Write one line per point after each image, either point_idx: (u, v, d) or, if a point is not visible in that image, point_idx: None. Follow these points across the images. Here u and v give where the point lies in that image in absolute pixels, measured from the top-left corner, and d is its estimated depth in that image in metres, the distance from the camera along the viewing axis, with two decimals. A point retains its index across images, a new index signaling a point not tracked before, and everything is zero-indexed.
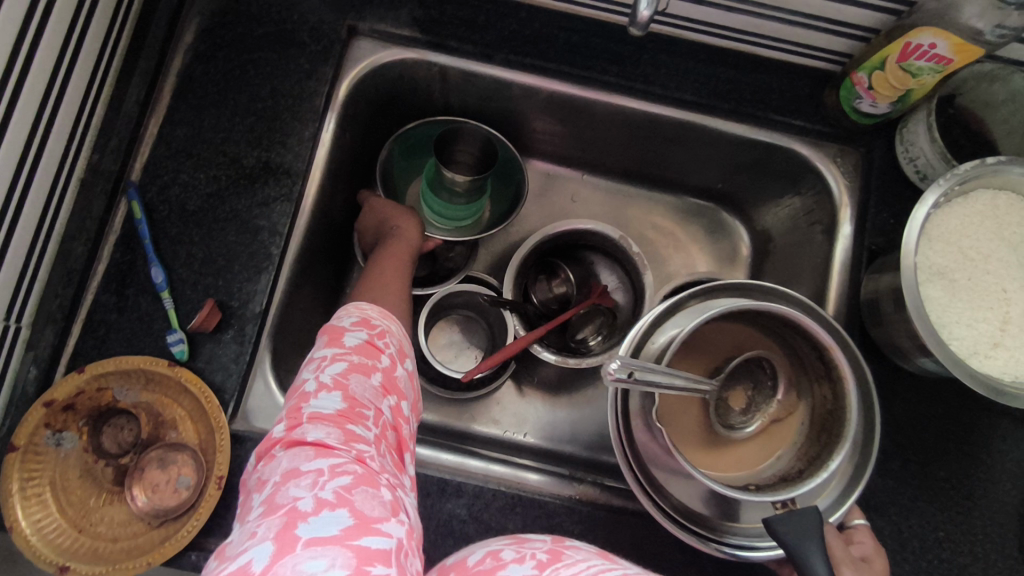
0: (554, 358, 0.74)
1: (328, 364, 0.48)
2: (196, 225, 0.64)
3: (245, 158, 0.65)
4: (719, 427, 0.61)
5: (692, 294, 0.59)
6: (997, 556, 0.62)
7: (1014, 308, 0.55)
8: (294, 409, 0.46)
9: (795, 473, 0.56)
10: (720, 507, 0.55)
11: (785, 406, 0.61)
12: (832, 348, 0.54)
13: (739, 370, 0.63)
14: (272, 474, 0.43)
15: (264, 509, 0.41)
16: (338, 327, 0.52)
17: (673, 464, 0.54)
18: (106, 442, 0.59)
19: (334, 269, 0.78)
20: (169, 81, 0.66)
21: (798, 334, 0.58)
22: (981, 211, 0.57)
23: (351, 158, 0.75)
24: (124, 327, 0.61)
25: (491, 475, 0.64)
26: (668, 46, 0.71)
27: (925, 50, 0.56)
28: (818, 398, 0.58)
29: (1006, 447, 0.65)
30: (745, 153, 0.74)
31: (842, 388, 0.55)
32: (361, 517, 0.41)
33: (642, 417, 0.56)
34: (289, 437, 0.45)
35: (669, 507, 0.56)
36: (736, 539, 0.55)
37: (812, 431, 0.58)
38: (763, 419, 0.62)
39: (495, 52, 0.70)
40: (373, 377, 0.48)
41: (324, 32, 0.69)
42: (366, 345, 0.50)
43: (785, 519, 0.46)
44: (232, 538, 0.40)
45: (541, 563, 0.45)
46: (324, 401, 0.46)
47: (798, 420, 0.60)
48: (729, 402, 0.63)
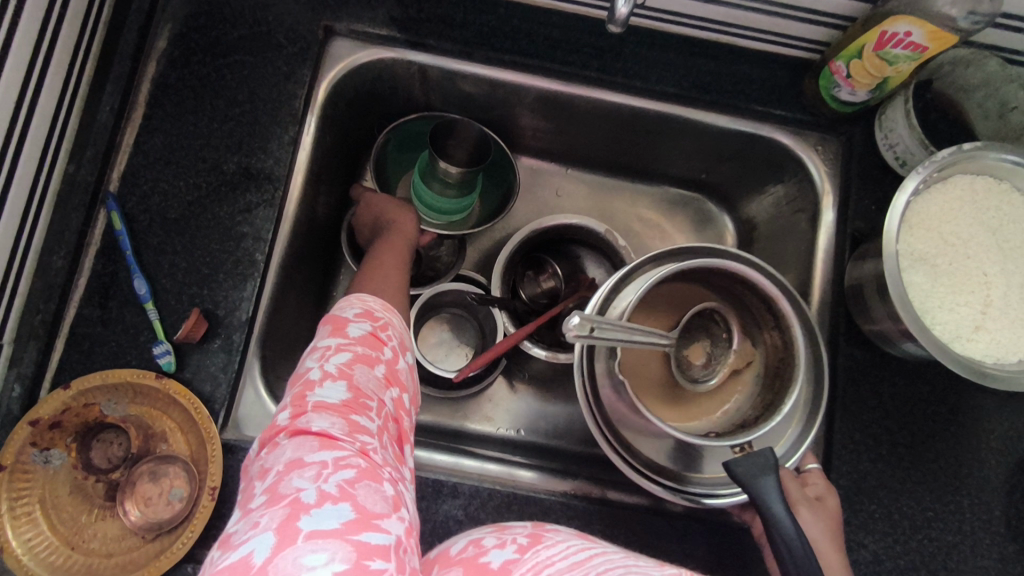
0: (545, 354, 0.75)
1: (332, 354, 0.48)
2: (178, 234, 0.63)
3: (225, 164, 0.65)
4: (680, 379, 0.63)
5: (651, 258, 0.60)
6: (984, 532, 0.64)
7: (994, 291, 0.57)
8: (298, 397, 0.46)
9: (752, 420, 0.58)
10: (681, 457, 0.58)
11: (742, 355, 0.62)
12: (777, 298, 0.57)
13: (697, 326, 0.64)
14: (274, 463, 0.43)
15: (267, 498, 0.40)
16: (341, 318, 0.51)
17: (637, 421, 0.57)
18: (96, 458, 0.59)
19: (320, 272, 0.77)
20: (143, 88, 0.65)
21: (743, 286, 0.60)
22: (959, 196, 0.58)
23: (333, 160, 0.75)
24: (109, 340, 0.60)
25: (485, 472, 0.65)
26: (648, 39, 0.71)
27: (901, 38, 0.57)
28: (769, 345, 0.61)
29: (990, 426, 0.66)
30: (727, 144, 0.74)
31: (790, 335, 0.57)
32: (362, 511, 0.40)
33: (608, 378, 0.58)
34: (293, 425, 0.44)
35: (636, 462, 0.58)
36: (698, 488, 0.57)
37: (764, 379, 0.60)
38: (723, 371, 0.62)
39: (475, 49, 0.69)
40: (377, 369, 0.48)
41: (300, 34, 0.68)
42: (370, 337, 0.50)
43: (744, 458, 0.49)
44: (233, 527, 0.40)
45: (522, 546, 0.46)
46: (328, 390, 0.46)
47: (755, 369, 0.61)
48: (689, 357, 0.64)
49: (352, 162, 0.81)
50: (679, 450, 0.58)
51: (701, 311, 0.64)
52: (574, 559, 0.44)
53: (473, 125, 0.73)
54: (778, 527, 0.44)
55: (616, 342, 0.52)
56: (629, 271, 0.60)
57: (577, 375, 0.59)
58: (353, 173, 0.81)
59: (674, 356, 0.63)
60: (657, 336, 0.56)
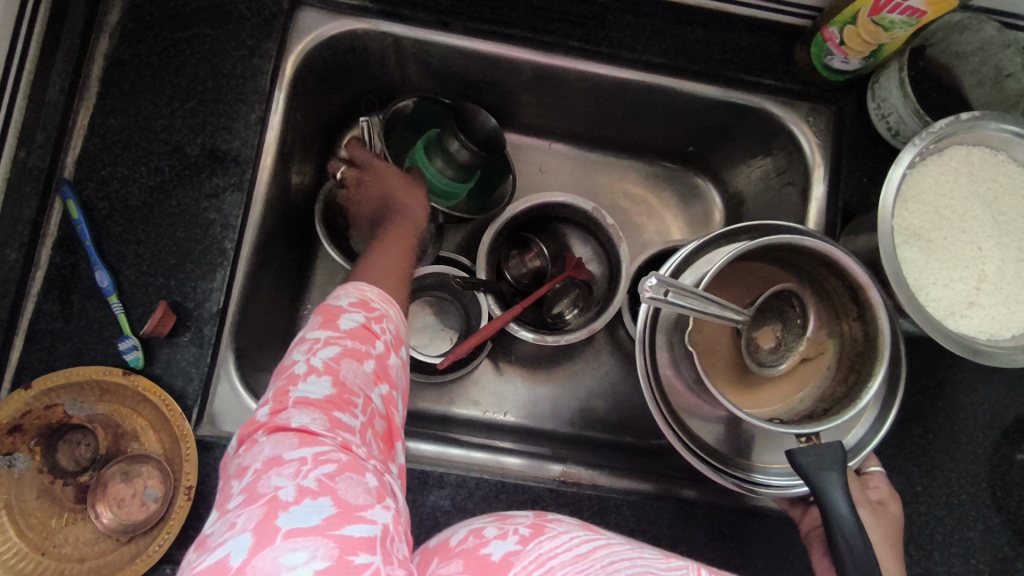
0: (532, 336, 0.70)
1: (320, 347, 0.45)
2: (141, 222, 0.60)
3: (188, 146, 0.61)
4: (748, 362, 0.60)
5: (729, 232, 0.58)
6: (972, 506, 0.64)
7: (989, 265, 0.55)
8: (280, 392, 0.43)
9: (821, 412, 0.56)
10: (735, 442, 0.58)
11: (815, 343, 0.60)
12: (867, 287, 0.53)
13: (772, 308, 0.62)
14: (252, 461, 0.40)
15: (243, 498, 0.37)
16: (333, 308, 0.48)
17: (693, 400, 0.58)
18: (63, 460, 0.56)
19: (295, 258, 0.74)
20: (96, 67, 0.61)
21: (828, 270, 0.57)
22: (955, 168, 0.56)
23: (304, 139, 0.71)
24: (72, 337, 0.57)
25: (474, 463, 0.64)
26: (633, 6, 0.68)
27: (898, 3, 0.54)
28: (847, 336, 0.58)
29: (979, 400, 0.66)
30: (716, 116, 0.71)
31: (873, 329, 0.55)
32: (343, 505, 0.37)
33: (668, 351, 0.57)
34: (273, 421, 0.42)
35: (694, 445, 0.57)
36: (754, 476, 0.57)
37: (836, 373, 0.58)
38: (794, 357, 0.61)
39: (452, 19, 0.66)
40: (367, 364, 0.45)
41: (263, 4, 0.63)
42: (361, 329, 0.47)
43: (809, 451, 0.47)
44: (209, 530, 0.37)
45: (524, 538, 0.44)
46: (313, 385, 0.43)
47: (826, 360, 0.59)
48: (758, 340, 0.62)
49: (326, 141, 0.77)
50: (732, 436, 0.58)
51: (779, 294, 0.61)
52: (578, 551, 0.43)
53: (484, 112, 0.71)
54: (840, 527, 0.44)
55: (695, 312, 0.52)
56: (702, 245, 0.58)
57: (636, 342, 0.58)
58: (327, 152, 0.78)
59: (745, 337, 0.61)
60: (733, 310, 0.56)
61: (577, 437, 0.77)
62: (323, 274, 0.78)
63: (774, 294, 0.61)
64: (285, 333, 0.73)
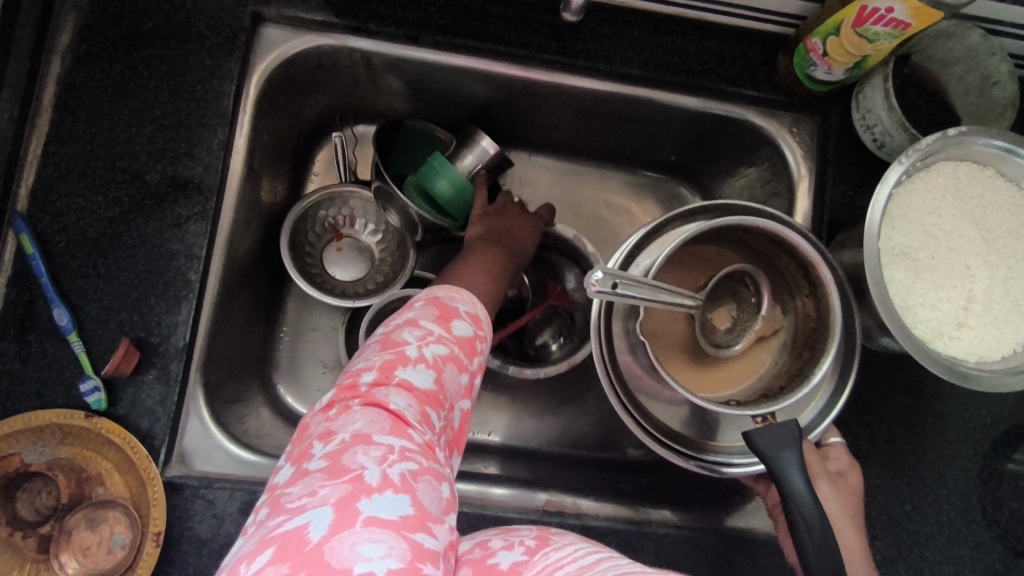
0: (510, 370, 0.68)
1: (433, 340, 0.43)
2: (100, 255, 0.57)
3: (148, 174, 0.58)
4: (701, 343, 0.59)
5: (679, 215, 0.56)
6: (963, 523, 0.63)
7: (978, 285, 0.54)
8: (386, 365, 0.41)
9: (776, 389, 0.55)
10: (696, 423, 0.56)
11: (769, 321, 0.58)
12: (819, 265, 0.52)
13: (725, 289, 0.60)
14: (341, 428, 0.38)
15: (328, 466, 0.36)
16: (450, 307, 0.47)
17: (652, 385, 0.56)
18: (22, 510, 0.54)
19: (268, 281, 0.72)
20: (48, 93, 0.58)
21: (780, 249, 0.56)
22: (942, 185, 0.54)
23: (273, 160, 0.69)
24: (31, 379, 0.55)
25: (457, 493, 0.62)
26: (610, 16, 0.65)
27: (882, 15, 0.52)
28: (800, 313, 0.57)
29: (968, 415, 0.65)
30: (698, 126, 0.70)
31: (826, 305, 0.53)
32: (420, 510, 0.36)
33: (625, 339, 0.56)
34: (370, 393, 0.40)
35: (654, 430, 0.56)
36: (715, 457, 0.55)
37: (790, 349, 0.57)
38: (749, 337, 0.59)
39: (422, 32, 0.63)
40: (463, 376, 0.44)
41: (224, 22, 0.60)
42: (469, 342, 0.45)
43: (767, 431, 0.46)
44: (286, 487, 0.36)
45: (531, 548, 0.43)
46: (417, 373, 0.41)
47: (782, 337, 0.58)
48: (714, 321, 0.60)
49: (298, 158, 0.74)
50: (695, 418, 0.57)
51: (732, 274, 0.59)
52: (583, 562, 0.40)
53: (481, 135, 0.69)
54: (799, 505, 0.42)
55: (642, 299, 0.49)
56: (653, 228, 0.56)
57: (592, 331, 0.56)
58: (299, 170, 0.75)
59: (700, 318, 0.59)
60: (684, 296, 0.53)
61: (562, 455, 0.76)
62: (298, 296, 0.76)
63: (726, 275, 0.59)
64: (259, 360, 0.71)
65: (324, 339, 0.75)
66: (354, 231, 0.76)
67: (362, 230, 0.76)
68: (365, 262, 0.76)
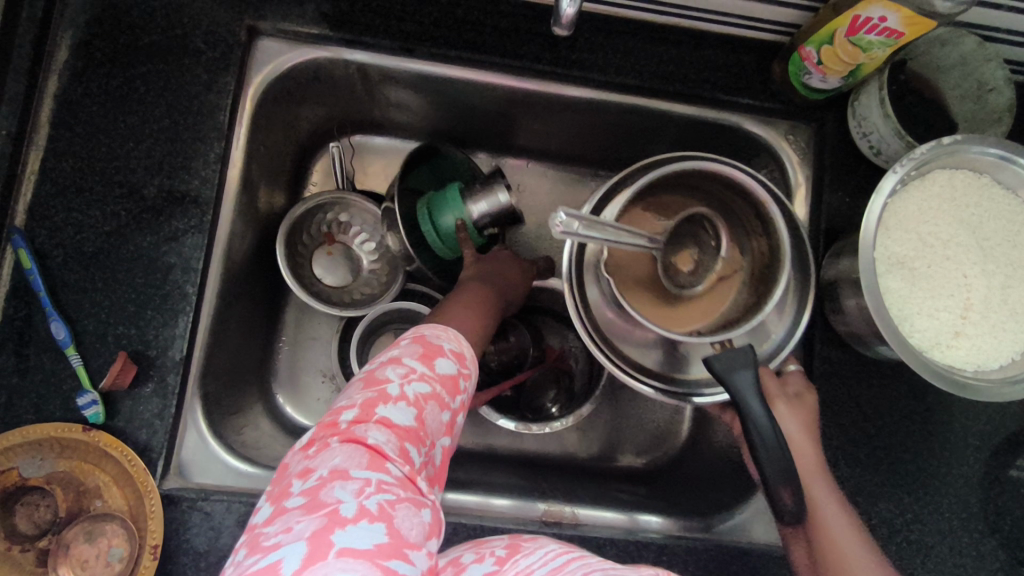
0: (514, 426, 0.69)
1: (415, 377, 0.43)
2: (98, 269, 0.57)
3: (145, 188, 0.58)
4: (666, 285, 0.55)
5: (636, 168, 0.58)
6: (965, 532, 0.62)
7: (975, 293, 0.54)
8: (367, 403, 0.41)
9: (736, 321, 0.53)
10: (668, 358, 0.57)
11: (729, 263, 0.55)
12: (766, 201, 0.53)
13: (685, 232, 0.57)
14: (319, 465, 0.38)
15: (305, 502, 0.36)
16: (434, 344, 0.47)
17: (623, 325, 0.57)
18: (21, 524, 0.54)
19: (266, 292, 0.72)
20: (45, 109, 0.59)
21: (732, 190, 0.55)
22: (938, 194, 0.54)
23: (270, 171, 0.69)
24: (29, 393, 0.55)
25: (455, 504, 0.62)
26: (604, 26, 0.65)
27: (875, 24, 0.52)
28: (756, 252, 0.55)
29: (970, 423, 0.64)
30: (695, 136, 0.70)
31: (776, 239, 0.53)
32: (396, 537, 0.36)
33: (595, 283, 0.57)
34: (350, 430, 0.40)
35: (624, 364, 0.56)
36: (683, 388, 0.56)
37: (750, 287, 0.55)
38: (710, 279, 0.56)
39: (417, 44, 0.63)
40: (445, 413, 0.44)
41: (219, 36, 0.61)
42: (453, 379, 0.45)
43: (724, 355, 0.49)
44: (264, 526, 0.36)
45: (501, 558, 0.43)
46: (397, 411, 0.41)
47: (742, 277, 0.55)
48: (677, 265, 0.56)
49: (295, 170, 0.75)
50: (667, 352, 0.57)
51: (689, 216, 0.56)
52: (554, 565, 0.41)
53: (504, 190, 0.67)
54: (755, 425, 0.46)
55: (610, 238, 0.49)
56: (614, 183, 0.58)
57: (564, 277, 0.57)
58: (297, 181, 0.76)
59: (662, 261, 0.55)
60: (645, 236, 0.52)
61: (561, 464, 0.76)
62: (296, 306, 0.76)
63: (686, 217, 0.56)
64: (258, 371, 0.71)
65: (323, 349, 0.75)
66: (347, 237, 0.76)
67: (355, 240, 0.76)
68: (352, 273, 0.76)
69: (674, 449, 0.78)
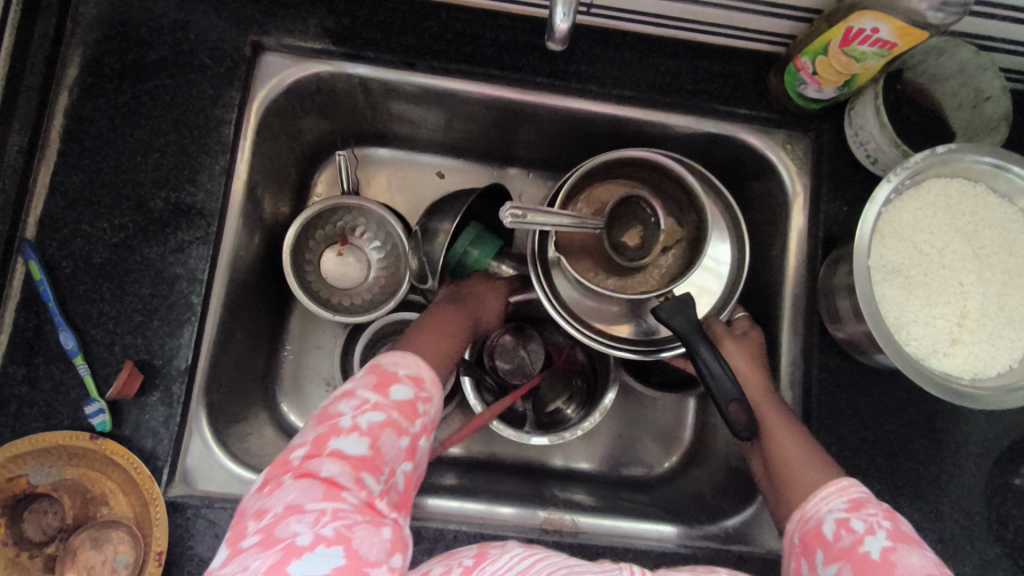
0: (548, 439, 0.68)
1: (368, 408, 0.46)
2: (106, 280, 0.59)
3: (151, 201, 0.60)
4: (617, 260, 0.65)
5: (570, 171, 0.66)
6: (967, 541, 0.62)
7: (972, 302, 0.54)
8: (319, 439, 0.44)
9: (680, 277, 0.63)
10: (640, 327, 0.65)
11: (670, 232, 0.65)
12: (683, 174, 0.62)
13: (626, 214, 0.66)
14: (274, 503, 0.40)
15: (261, 539, 0.39)
16: (390, 372, 0.49)
17: (592, 302, 0.65)
18: (30, 530, 0.55)
19: (271, 302, 0.73)
20: (55, 124, 0.60)
21: (655, 171, 0.65)
22: (933, 202, 0.55)
23: (275, 183, 0.70)
24: (38, 402, 0.56)
25: (458, 513, 0.62)
26: (601, 38, 0.66)
27: (868, 35, 0.53)
28: (689, 223, 0.65)
29: (970, 431, 0.64)
30: (693, 146, 0.70)
31: (701, 207, 0.62)
32: (354, 558, 0.39)
33: (562, 275, 0.65)
34: (303, 466, 0.42)
35: (602, 336, 0.64)
36: (657, 347, 0.64)
37: (690, 252, 0.65)
38: (656, 250, 0.65)
39: (417, 59, 0.64)
40: (404, 439, 0.46)
41: (225, 52, 0.62)
42: (409, 405, 0.48)
43: (669, 303, 0.57)
44: (220, 568, 0.39)
45: (468, 566, 0.47)
46: (350, 442, 0.44)
47: (681, 242, 0.65)
48: (624, 242, 0.66)
49: (300, 181, 0.76)
50: (637, 321, 0.65)
51: (627, 199, 0.66)
52: (519, 568, 0.46)
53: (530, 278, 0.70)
54: (703, 360, 0.55)
55: (554, 225, 0.59)
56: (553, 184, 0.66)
57: (530, 268, 0.64)
58: (301, 192, 0.77)
59: (609, 240, 0.66)
60: (587, 219, 0.61)
61: (562, 473, 0.77)
62: (300, 315, 0.77)
63: (622, 199, 0.66)
64: (262, 380, 0.72)
65: (326, 357, 0.76)
66: (359, 241, 0.77)
67: (367, 245, 0.77)
68: (361, 277, 0.76)
69: (675, 457, 0.78)
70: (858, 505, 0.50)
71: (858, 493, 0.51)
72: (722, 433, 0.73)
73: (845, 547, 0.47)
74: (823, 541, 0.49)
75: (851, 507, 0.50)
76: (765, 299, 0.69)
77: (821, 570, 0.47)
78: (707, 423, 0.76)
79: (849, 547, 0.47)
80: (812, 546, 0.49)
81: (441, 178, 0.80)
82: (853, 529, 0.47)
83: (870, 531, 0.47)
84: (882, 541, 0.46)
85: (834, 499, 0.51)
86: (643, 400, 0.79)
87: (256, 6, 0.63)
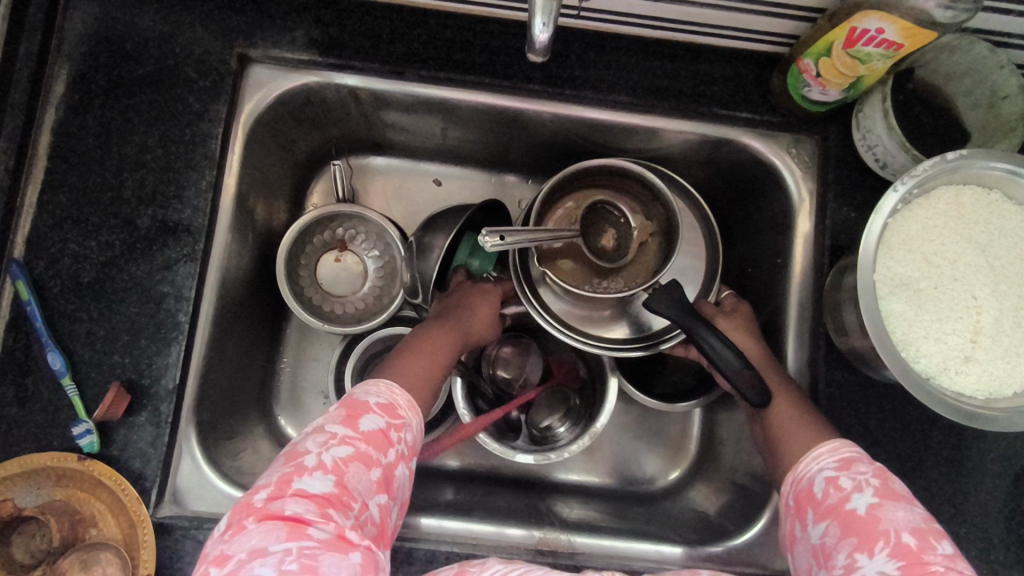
0: (534, 457, 0.66)
1: (333, 444, 0.46)
2: (94, 299, 0.58)
3: (138, 218, 0.59)
4: (599, 266, 0.64)
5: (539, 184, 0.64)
6: (983, 563, 0.59)
7: (986, 316, 0.51)
8: (284, 479, 0.44)
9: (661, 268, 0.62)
10: (636, 325, 0.63)
11: (641, 227, 0.64)
12: (642, 171, 0.61)
13: (595, 221, 0.64)
14: (236, 549, 0.41)
15: None
16: (360, 404, 0.51)
17: (588, 310, 0.64)
18: (19, 552, 0.56)
19: (266, 315, 0.72)
20: (42, 143, 0.60)
21: (614, 172, 0.63)
22: (943, 211, 0.52)
23: (266, 195, 0.69)
24: (27, 422, 0.56)
25: (451, 534, 0.61)
26: (597, 42, 0.64)
27: (873, 36, 0.50)
28: (658, 216, 0.64)
29: (987, 448, 0.61)
30: (694, 151, 0.68)
31: (667, 200, 0.61)
32: None
33: (551, 291, 0.63)
34: (266, 508, 0.42)
35: (606, 342, 0.63)
36: (659, 338, 0.63)
37: (665, 245, 0.63)
38: (632, 245, 0.64)
39: (406, 68, 0.63)
40: (372, 471, 0.46)
41: (211, 65, 0.61)
42: (377, 435, 0.48)
43: (659, 293, 0.56)
44: None
45: None
46: (314, 479, 0.44)
47: (654, 235, 0.64)
48: (602, 245, 0.65)
49: (294, 193, 0.75)
50: (633, 319, 0.64)
51: (591, 207, 0.64)
52: None
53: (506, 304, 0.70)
54: (702, 335, 0.55)
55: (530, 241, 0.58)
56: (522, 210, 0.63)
57: (517, 289, 0.63)
58: (295, 203, 0.76)
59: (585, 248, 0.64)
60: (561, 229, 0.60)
61: (562, 487, 0.75)
62: (295, 327, 0.76)
63: (588, 207, 0.64)
64: (258, 394, 0.71)
65: (323, 369, 0.75)
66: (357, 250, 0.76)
67: (366, 252, 0.75)
68: (357, 286, 0.75)
69: (681, 471, 0.75)
70: (848, 464, 0.49)
71: (850, 453, 0.50)
72: (729, 448, 0.70)
73: (832, 505, 0.46)
74: (813, 500, 0.48)
75: (842, 466, 0.49)
76: (771, 309, 0.66)
77: (811, 529, 0.47)
78: (712, 437, 0.74)
79: (835, 504, 0.46)
80: (804, 506, 0.49)
81: (439, 186, 0.79)
82: (840, 487, 0.47)
83: (857, 488, 0.46)
84: (869, 497, 0.45)
85: (826, 459, 0.50)
86: (646, 412, 0.77)
87: (241, 17, 0.62)
